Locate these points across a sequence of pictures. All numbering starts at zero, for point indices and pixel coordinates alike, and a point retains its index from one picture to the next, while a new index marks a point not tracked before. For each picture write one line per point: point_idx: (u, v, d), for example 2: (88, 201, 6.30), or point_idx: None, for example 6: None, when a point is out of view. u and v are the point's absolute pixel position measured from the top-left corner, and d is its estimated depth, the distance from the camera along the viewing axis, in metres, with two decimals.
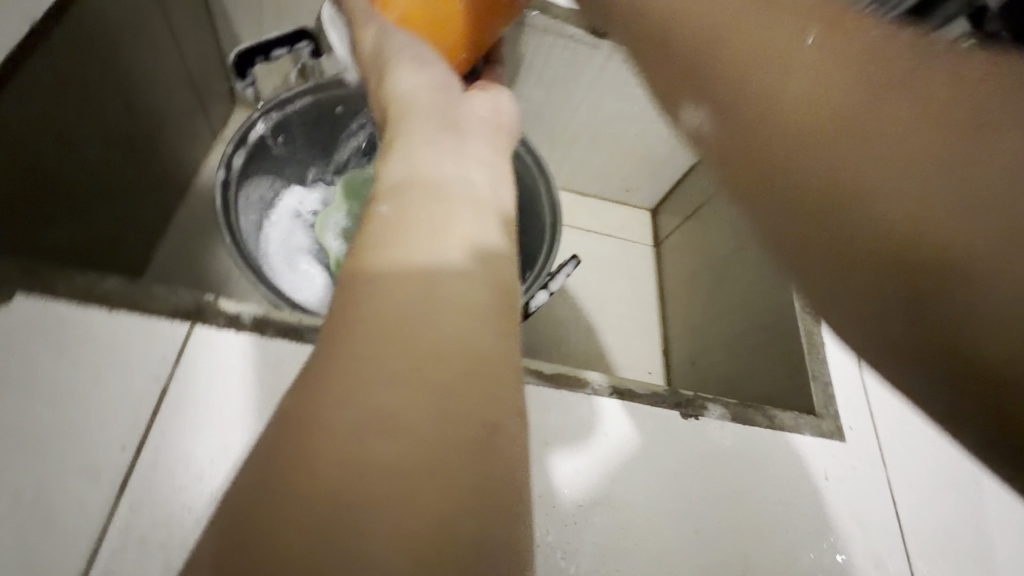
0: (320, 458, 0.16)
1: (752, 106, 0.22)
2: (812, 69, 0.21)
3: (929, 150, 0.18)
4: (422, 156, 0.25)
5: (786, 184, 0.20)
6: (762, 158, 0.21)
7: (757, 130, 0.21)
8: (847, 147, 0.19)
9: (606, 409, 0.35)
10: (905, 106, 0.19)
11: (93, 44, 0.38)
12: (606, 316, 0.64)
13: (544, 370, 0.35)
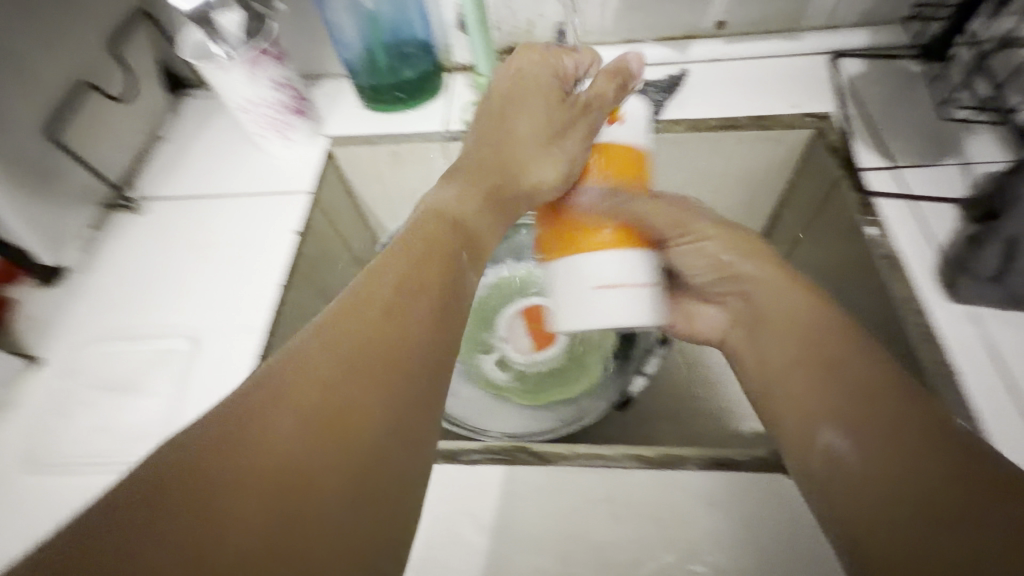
0: (269, 432, 0.27)
1: (834, 394, 0.37)
2: (805, 319, 0.41)
3: (908, 421, 0.32)
4: (456, 182, 0.45)
5: (855, 423, 0.34)
6: (783, 388, 0.40)
7: (833, 402, 0.36)
8: (844, 397, 0.36)
9: (720, 482, 0.39)
10: (869, 384, 0.35)
11: (310, 274, 0.59)
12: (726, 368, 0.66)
13: (650, 455, 0.41)
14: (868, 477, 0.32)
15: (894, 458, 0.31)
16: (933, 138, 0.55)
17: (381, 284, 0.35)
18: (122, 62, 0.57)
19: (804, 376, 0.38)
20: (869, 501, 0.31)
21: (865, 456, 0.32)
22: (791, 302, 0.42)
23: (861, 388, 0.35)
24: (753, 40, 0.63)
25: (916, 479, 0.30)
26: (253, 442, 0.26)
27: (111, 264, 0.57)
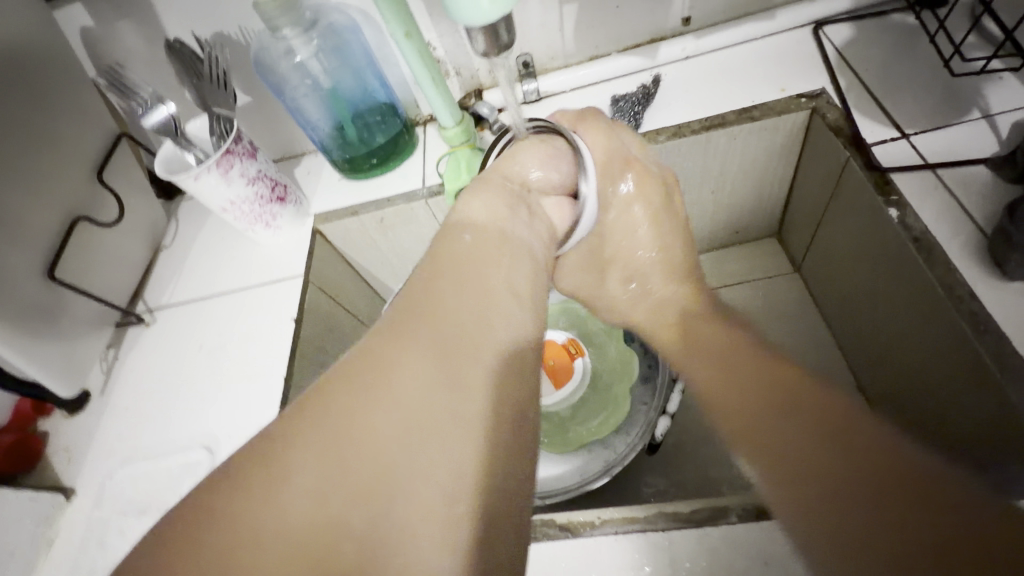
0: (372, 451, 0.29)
1: (778, 443, 0.35)
2: (732, 389, 0.40)
3: (851, 479, 0.31)
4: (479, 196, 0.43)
5: (795, 474, 0.33)
6: (803, 474, 0.33)
7: (792, 457, 0.34)
8: (853, 475, 0.31)
9: (762, 533, 0.36)
10: (833, 402, 0.35)
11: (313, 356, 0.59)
12: None
13: (683, 511, 0.37)
14: (805, 518, 0.32)
15: (841, 468, 0.32)
16: (946, 95, 0.49)
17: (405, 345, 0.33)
18: (110, 189, 0.59)
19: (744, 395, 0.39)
20: (819, 521, 0.31)
21: (808, 462, 0.33)
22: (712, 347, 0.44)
23: (823, 420, 0.34)
24: (724, 29, 0.60)
25: (859, 523, 0.30)
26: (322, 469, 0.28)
27: (130, 382, 0.59)
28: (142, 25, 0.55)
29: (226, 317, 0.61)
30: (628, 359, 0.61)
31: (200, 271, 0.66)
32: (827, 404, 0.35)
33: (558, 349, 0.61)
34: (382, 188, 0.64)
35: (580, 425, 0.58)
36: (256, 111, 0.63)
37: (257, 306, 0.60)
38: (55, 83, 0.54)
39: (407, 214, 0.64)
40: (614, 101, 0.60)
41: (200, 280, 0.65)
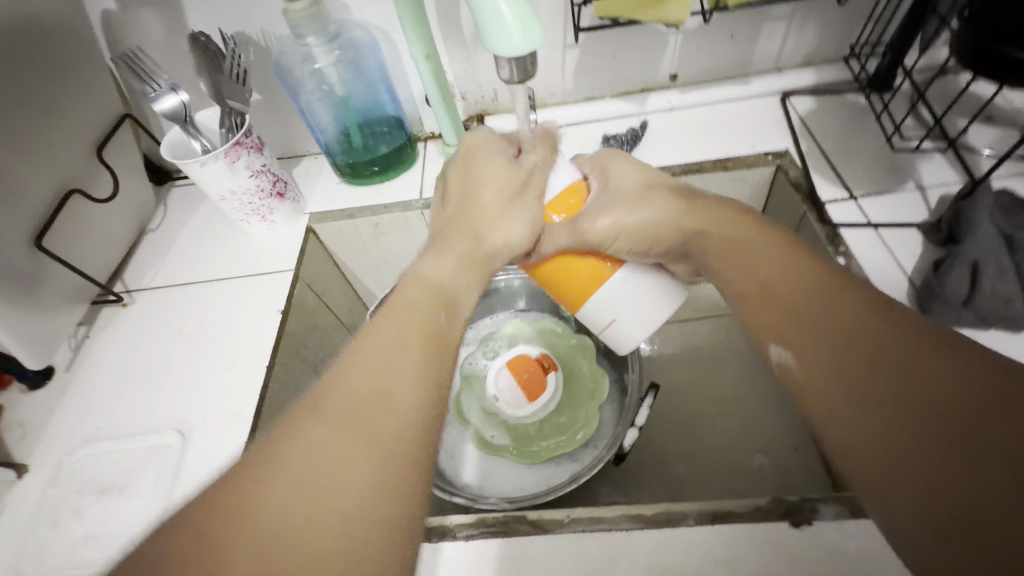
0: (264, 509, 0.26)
1: (822, 330, 0.35)
2: (842, 316, 0.34)
3: (898, 400, 0.30)
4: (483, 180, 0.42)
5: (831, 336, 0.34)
6: (850, 348, 0.33)
7: (833, 322, 0.35)
8: (887, 354, 0.31)
9: (715, 535, 0.39)
10: (858, 310, 0.34)
11: (294, 350, 0.59)
12: (719, 408, 0.66)
13: (646, 513, 0.40)
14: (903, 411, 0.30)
15: (876, 417, 0.31)
16: (887, 166, 0.57)
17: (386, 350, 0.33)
18: (107, 167, 0.60)
19: (834, 367, 0.33)
20: (864, 441, 0.31)
21: (856, 404, 0.31)
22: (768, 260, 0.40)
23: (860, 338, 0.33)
24: (706, 88, 0.67)
25: (918, 486, 0.28)
26: (301, 470, 0.27)
27: (100, 360, 0.58)
28: (164, 15, 0.56)
29: (209, 304, 0.61)
30: (600, 378, 0.64)
31: (187, 257, 0.66)
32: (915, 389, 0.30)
33: (533, 363, 0.62)
34: (380, 195, 0.67)
35: (550, 438, 0.61)
36: (265, 109, 0.65)
37: (242, 295, 0.61)
38: (69, 59, 0.55)
39: (401, 221, 0.66)
40: (605, 139, 0.66)
41: (186, 266, 0.65)
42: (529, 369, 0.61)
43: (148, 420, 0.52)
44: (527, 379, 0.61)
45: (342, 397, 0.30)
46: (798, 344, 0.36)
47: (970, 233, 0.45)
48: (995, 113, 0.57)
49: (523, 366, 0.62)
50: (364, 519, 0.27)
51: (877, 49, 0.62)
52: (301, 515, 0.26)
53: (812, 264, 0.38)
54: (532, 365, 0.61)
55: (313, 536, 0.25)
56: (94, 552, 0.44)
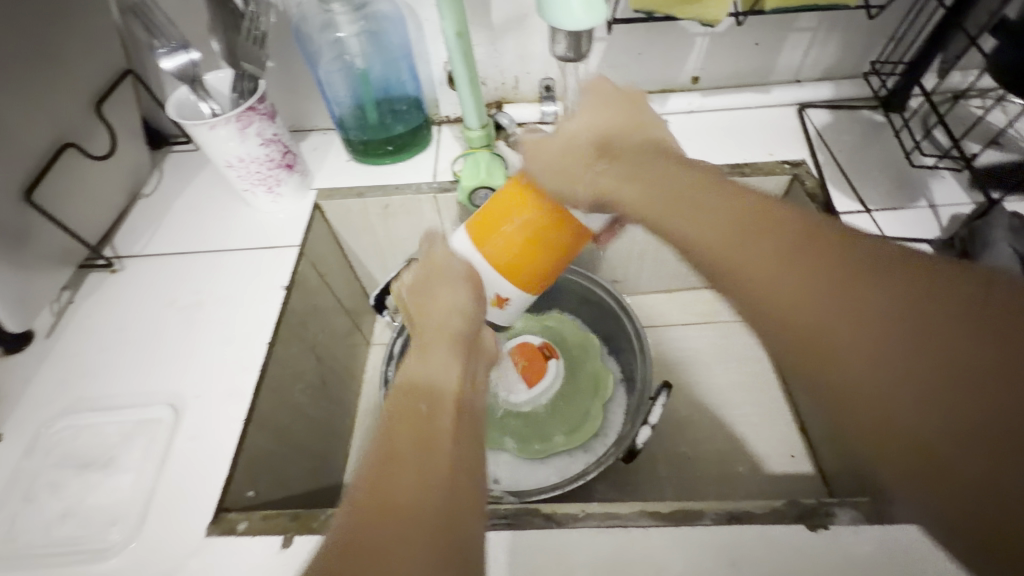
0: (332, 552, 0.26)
1: (746, 267, 0.28)
2: (710, 220, 0.31)
3: (879, 330, 0.24)
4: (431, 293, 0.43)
5: (781, 310, 0.27)
6: (811, 338, 0.25)
7: (756, 278, 0.28)
8: (818, 293, 0.26)
9: (731, 536, 0.38)
10: (828, 303, 0.25)
11: (294, 329, 0.57)
12: (720, 413, 0.66)
13: (662, 511, 0.40)
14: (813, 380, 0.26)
15: (865, 364, 0.24)
16: (901, 183, 0.58)
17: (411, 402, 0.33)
18: (105, 125, 0.56)
19: (782, 278, 0.27)
20: (872, 409, 0.24)
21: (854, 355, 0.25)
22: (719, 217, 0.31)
23: (802, 248, 0.27)
24: (726, 94, 0.67)
25: (973, 437, 0.22)
26: (383, 513, 0.26)
27: (84, 327, 0.54)
28: None
29: (206, 276, 0.58)
30: (604, 374, 0.64)
31: (183, 226, 0.63)
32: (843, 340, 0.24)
33: (534, 349, 0.61)
34: (391, 176, 0.65)
35: (552, 433, 0.60)
36: (278, 77, 0.62)
37: (242, 268, 0.58)
38: (72, 6, 0.51)
39: (412, 204, 0.65)
40: None
41: (182, 235, 0.62)
42: (530, 354, 0.60)
43: (137, 393, 0.49)
44: (525, 364, 0.60)
45: (374, 449, 0.30)
46: (762, 262, 0.28)
47: (985, 251, 0.46)
48: (1006, 140, 0.58)
49: (522, 352, 0.61)
50: (393, 536, 0.26)
51: (895, 69, 0.63)
52: (384, 538, 0.25)
53: (729, 194, 0.32)
54: (532, 352, 0.60)
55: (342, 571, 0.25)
56: (73, 530, 0.41)
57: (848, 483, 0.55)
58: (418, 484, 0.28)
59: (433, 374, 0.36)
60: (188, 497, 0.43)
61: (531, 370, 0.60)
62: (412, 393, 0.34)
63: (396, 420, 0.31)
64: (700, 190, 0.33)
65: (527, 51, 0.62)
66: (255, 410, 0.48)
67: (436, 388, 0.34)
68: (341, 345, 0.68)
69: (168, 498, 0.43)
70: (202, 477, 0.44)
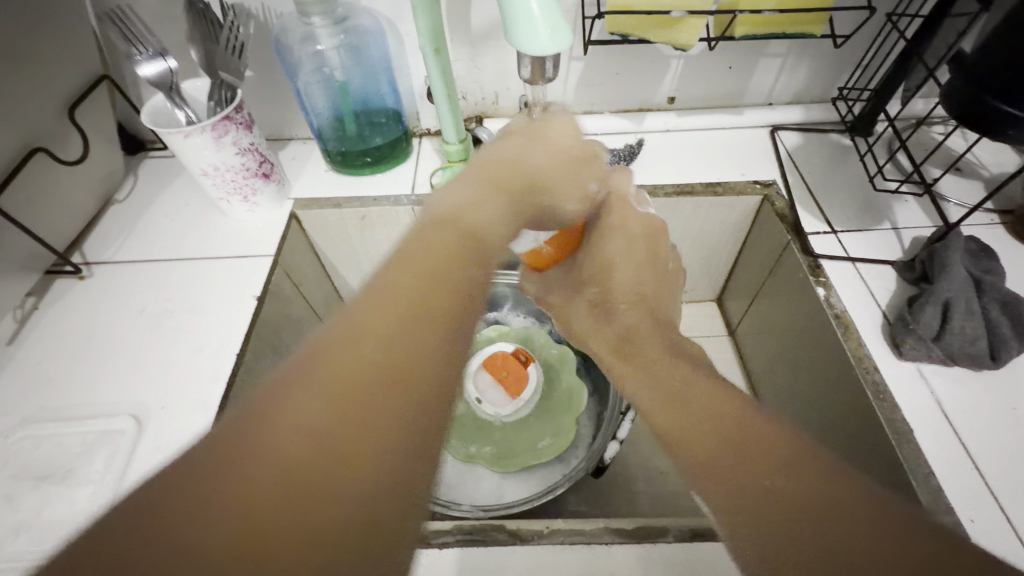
0: (246, 462, 0.23)
1: (725, 478, 0.32)
2: (691, 415, 0.36)
3: (779, 465, 0.31)
4: (531, 147, 0.46)
5: (742, 494, 0.31)
6: (755, 490, 0.31)
7: (747, 500, 0.31)
8: (787, 459, 0.31)
9: (693, 553, 0.39)
10: (741, 422, 0.34)
11: (266, 339, 0.56)
12: None
13: (627, 527, 0.40)
14: (701, 452, 0.34)
15: (797, 517, 0.28)
16: (866, 205, 0.60)
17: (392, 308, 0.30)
18: (77, 129, 0.55)
19: (724, 460, 0.33)
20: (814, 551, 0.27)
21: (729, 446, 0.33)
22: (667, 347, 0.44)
23: (709, 399, 0.37)
24: (700, 114, 0.69)
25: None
26: (257, 445, 0.23)
27: (49, 334, 0.53)
28: None
29: (177, 283, 0.57)
30: (579, 388, 0.64)
31: (156, 233, 0.62)
32: (743, 413, 0.35)
33: (511, 357, 0.62)
34: (370, 187, 0.65)
35: (526, 447, 0.60)
36: (257, 87, 0.62)
37: (214, 277, 0.58)
38: (48, 11, 0.51)
39: (390, 215, 0.65)
40: None
41: (154, 242, 0.61)
42: (512, 364, 0.62)
43: (100, 403, 0.48)
44: (508, 376, 0.61)
45: (318, 365, 0.26)
46: (703, 441, 0.35)
47: (941, 273, 0.48)
48: (965, 167, 0.60)
49: (503, 364, 0.62)
50: (343, 490, 0.24)
51: (861, 95, 0.65)
52: (326, 480, 0.23)
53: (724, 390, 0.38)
54: (512, 362, 0.62)
55: (271, 506, 0.22)
56: (26, 545, 0.40)
57: None
58: (299, 425, 0.24)
59: (458, 207, 0.38)
60: None
61: (515, 380, 0.61)
62: (398, 286, 0.31)
63: (395, 302, 0.30)
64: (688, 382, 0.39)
65: (506, 68, 0.63)
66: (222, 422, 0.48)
67: (472, 245, 0.36)
68: None
69: None
70: None
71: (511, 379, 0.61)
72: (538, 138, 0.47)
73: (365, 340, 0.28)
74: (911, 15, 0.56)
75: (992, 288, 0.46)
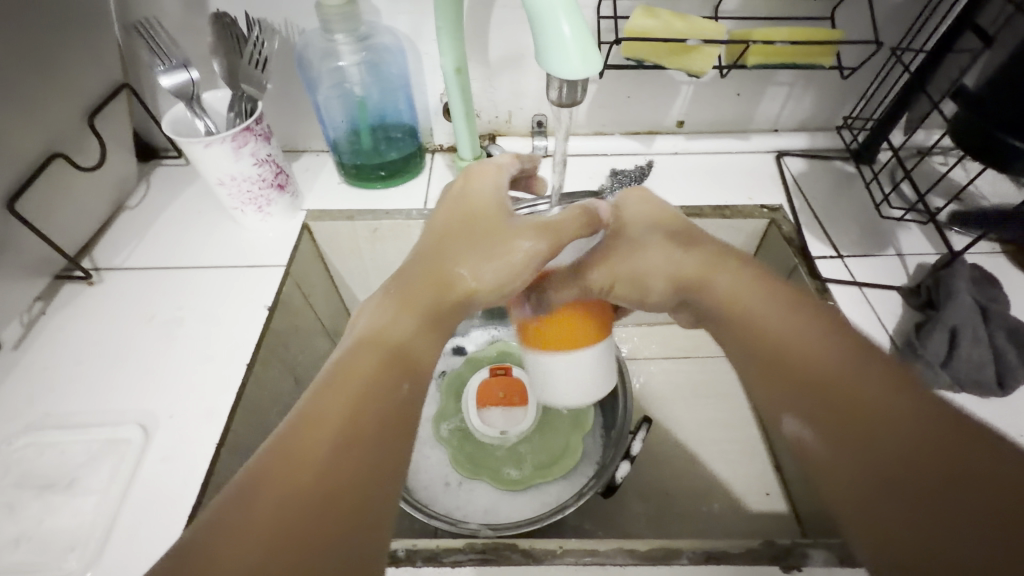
0: (234, 541, 0.25)
1: (810, 399, 0.33)
2: (826, 356, 0.34)
3: (886, 409, 0.30)
4: (453, 214, 0.43)
5: (826, 413, 0.32)
6: (851, 423, 0.31)
7: (835, 416, 0.32)
8: (888, 410, 0.30)
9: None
10: (838, 364, 0.34)
11: (276, 350, 0.56)
12: (698, 448, 0.66)
13: (640, 548, 0.40)
14: (804, 405, 0.33)
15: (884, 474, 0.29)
16: (871, 232, 0.61)
17: (355, 366, 0.33)
18: (95, 135, 0.56)
19: (863, 389, 0.32)
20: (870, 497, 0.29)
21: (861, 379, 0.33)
22: (746, 283, 0.41)
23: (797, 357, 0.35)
24: (708, 139, 0.70)
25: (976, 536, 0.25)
26: (243, 517, 0.26)
27: (56, 339, 0.53)
28: None
29: (187, 291, 0.57)
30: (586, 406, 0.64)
31: (167, 241, 0.62)
32: (835, 365, 0.34)
33: (494, 380, 0.64)
34: (384, 202, 0.65)
35: (532, 465, 0.60)
36: (275, 99, 0.63)
37: (225, 286, 0.58)
38: (75, 22, 0.52)
39: (401, 229, 0.65)
40: (613, 174, 0.68)
41: (164, 250, 0.61)
42: (502, 383, 0.63)
43: (107, 410, 0.47)
44: (503, 394, 0.63)
45: (293, 429, 0.29)
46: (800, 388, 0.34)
47: (948, 300, 0.49)
48: (968, 196, 0.62)
49: (497, 388, 0.63)
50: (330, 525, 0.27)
51: (866, 125, 0.67)
52: (318, 529, 0.26)
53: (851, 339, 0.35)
54: (501, 383, 0.63)
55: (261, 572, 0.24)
56: (26, 556, 0.39)
57: (823, 522, 0.55)
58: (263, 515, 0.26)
59: (384, 324, 0.36)
60: (153, 524, 0.41)
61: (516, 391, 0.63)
62: (360, 353, 0.34)
63: (364, 360, 0.34)
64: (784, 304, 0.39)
65: (521, 89, 0.64)
66: (230, 433, 0.47)
67: (398, 351, 0.35)
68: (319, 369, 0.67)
69: (131, 525, 0.41)
70: (171, 502, 0.42)
71: (511, 395, 0.63)
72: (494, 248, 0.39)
73: (357, 381, 0.32)
74: (915, 51, 0.58)
75: (999, 315, 0.47)
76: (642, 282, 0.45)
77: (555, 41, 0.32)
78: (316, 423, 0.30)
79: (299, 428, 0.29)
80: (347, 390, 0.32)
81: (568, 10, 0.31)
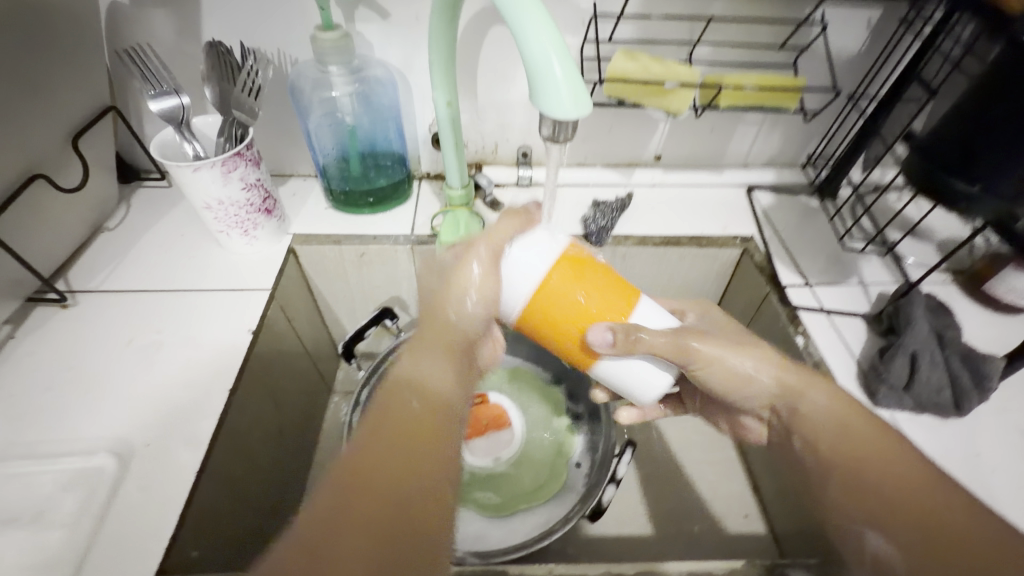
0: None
1: (833, 465, 0.39)
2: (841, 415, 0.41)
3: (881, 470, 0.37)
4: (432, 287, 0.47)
5: (869, 493, 0.37)
6: (865, 492, 0.37)
7: (847, 485, 0.38)
8: (890, 479, 0.37)
9: None
10: (847, 429, 0.40)
11: (259, 375, 0.56)
12: (679, 471, 0.67)
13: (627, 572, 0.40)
14: (859, 494, 0.37)
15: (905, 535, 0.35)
16: (836, 262, 0.65)
17: (380, 425, 0.37)
18: (77, 155, 0.55)
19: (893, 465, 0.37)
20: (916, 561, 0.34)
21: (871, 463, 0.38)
22: (769, 375, 0.44)
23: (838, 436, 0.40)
24: (684, 172, 0.74)
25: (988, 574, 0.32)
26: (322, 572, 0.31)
27: (24, 364, 0.51)
28: (177, 17, 0.55)
29: (167, 314, 0.56)
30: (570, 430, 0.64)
31: (147, 263, 0.61)
32: (860, 434, 0.39)
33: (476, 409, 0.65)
34: (371, 227, 0.66)
35: (517, 490, 0.59)
36: (265, 125, 0.64)
37: (207, 309, 0.57)
38: (66, 45, 0.52)
39: (388, 253, 0.66)
40: (595, 204, 0.69)
41: (143, 272, 0.60)
42: (486, 409, 0.66)
43: (78, 438, 0.46)
44: (490, 420, 0.65)
45: (341, 494, 0.34)
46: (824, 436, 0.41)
47: (906, 326, 0.52)
48: (922, 229, 0.67)
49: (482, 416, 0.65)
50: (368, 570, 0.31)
51: (827, 162, 0.72)
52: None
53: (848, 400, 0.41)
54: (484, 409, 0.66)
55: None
56: None
57: (799, 543, 0.57)
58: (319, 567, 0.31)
59: (426, 373, 0.41)
60: (128, 557, 0.40)
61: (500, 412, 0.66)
62: (390, 415, 0.38)
63: (391, 414, 0.38)
64: (794, 375, 0.43)
65: (508, 122, 0.67)
66: (211, 461, 0.46)
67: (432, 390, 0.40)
68: (299, 394, 0.66)
69: (103, 559, 0.39)
70: (147, 533, 0.41)
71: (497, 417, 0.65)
72: (456, 284, 0.42)
73: (399, 420, 0.37)
74: (869, 97, 0.63)
75: (953, 341, 0.51)
76: (639, 343, 0.40)
77: (548, 83, 0.34)
78: (357, 486, 0.34)
79: (334, 493, 0.34)
80: (390, 446, 0.36)
81: (560, 54, 0.34)
